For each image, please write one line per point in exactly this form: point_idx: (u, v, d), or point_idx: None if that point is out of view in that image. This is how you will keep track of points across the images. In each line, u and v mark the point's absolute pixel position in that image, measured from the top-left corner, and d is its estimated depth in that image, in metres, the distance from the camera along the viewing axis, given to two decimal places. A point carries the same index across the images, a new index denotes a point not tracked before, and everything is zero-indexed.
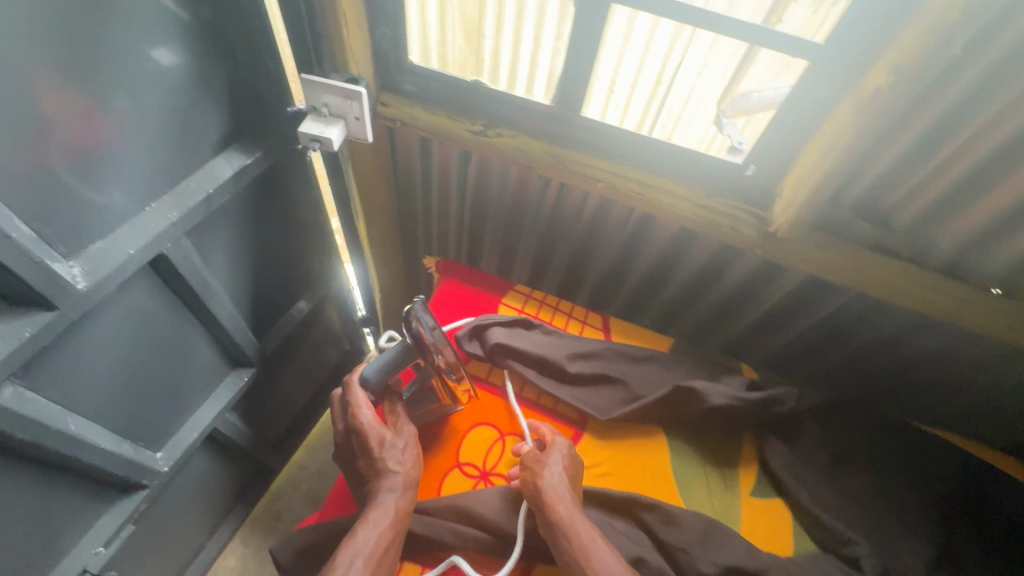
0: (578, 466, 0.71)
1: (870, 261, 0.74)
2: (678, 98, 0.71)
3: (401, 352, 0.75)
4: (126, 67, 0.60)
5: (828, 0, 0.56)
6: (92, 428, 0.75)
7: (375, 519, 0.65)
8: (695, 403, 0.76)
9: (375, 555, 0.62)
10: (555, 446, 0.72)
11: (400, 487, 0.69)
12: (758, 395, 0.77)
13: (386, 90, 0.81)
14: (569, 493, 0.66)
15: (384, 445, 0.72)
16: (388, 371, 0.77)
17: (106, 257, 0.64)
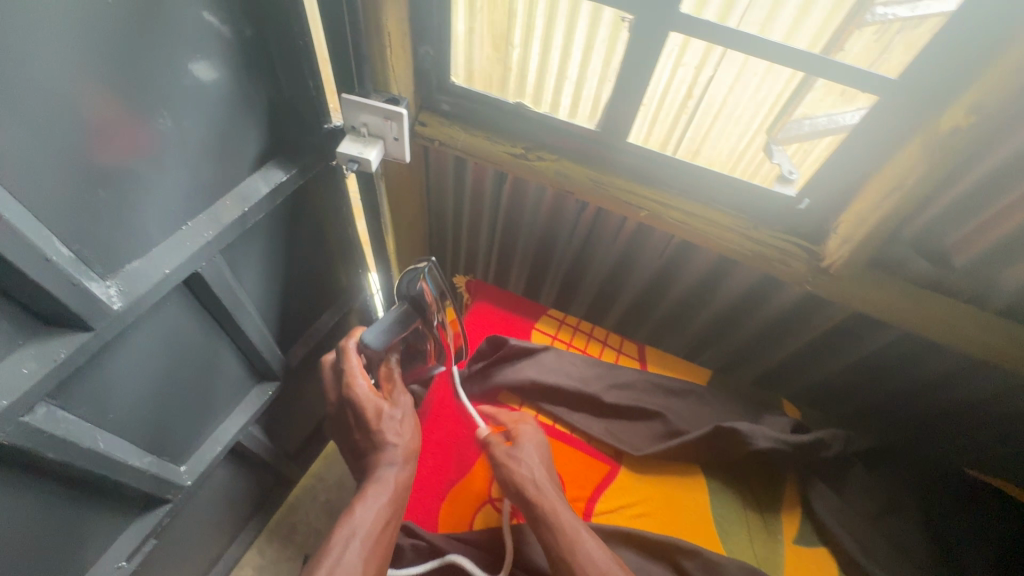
0: (547, 452, 0.72)
1: (926, 298, 0.71)
2: (709, 112, 0.68)
3: (401, 317, 0.77)
4: (170, 87, 0.59)
5: (895, 31, 0.54)
6: (120, 444, 0.74)
7: (372, 496, 0.67)
8: (738, 445, 0.74)
9: (374, 533, 0.64)
10: (522, 435, 0.72)
11: (397, 460, 0.71)
12: (804, 437, 0.74)
13: (424, 109, 0.80)
14: (550, 484, 0.66)
15: (382, 417, 0.73)
16: (395, 334, 0.77)
17: (143, 277, 0.64)
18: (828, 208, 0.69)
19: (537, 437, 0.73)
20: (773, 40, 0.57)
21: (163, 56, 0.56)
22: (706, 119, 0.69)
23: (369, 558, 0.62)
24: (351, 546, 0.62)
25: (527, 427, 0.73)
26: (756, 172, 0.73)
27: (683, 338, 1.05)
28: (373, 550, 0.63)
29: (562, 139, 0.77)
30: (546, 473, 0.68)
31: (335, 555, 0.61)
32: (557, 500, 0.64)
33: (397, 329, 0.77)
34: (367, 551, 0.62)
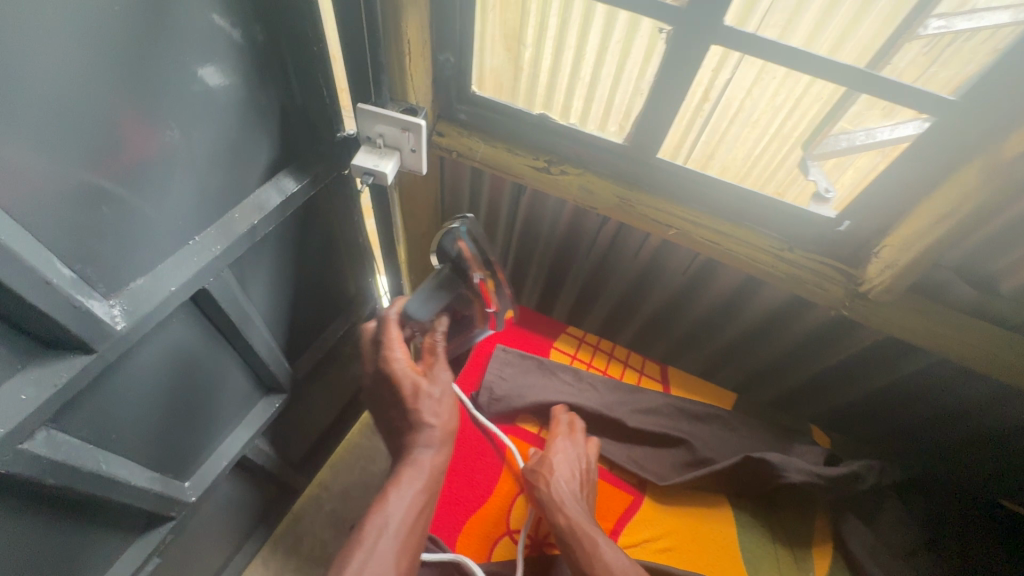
0: (582, 465, 0.72)
1: (969, 326, 0.67)
2: (726, 114, 0.65)
3: (445, 282, 0.73)
4: (178, 97, 0.56)
5: (944, 42, 0.52)
6: (123, 464, 0.72)
7: (408, 485, 0.63)
8: (770, 477, 0.73)
9: (407, 525, 0.61)
10: (554, 449, 0.73)
11: (434, 442, 0.67)
12: (840, 470, 0.72)
13: (442, 119, 0.78)
14: (569, 497, 0.66)
15: (419, 396, 0.68)
16: (437, 301, 0.72)
17: (148, 296, 0.61)
18: (870, 229, 0.66)
19: (569, 450, 0.73)
20: (806, 50, 0.55)
21: (171, 65, 0.53)
22: (721, 122, 0.66)
23: (402, 553, 0.59)
24: (384, 538, 0.59)
25: (563, 443, 0.74)
26: (771, 177, 0.71)
27: (702, 355, 1.02)
28: (405, 542, 0.60)
29: (589, 154, 0.75)
30: (569, 485, 0.68)
31: (367, 549, 0.58)
32: (576, 510, 0.64)
33: (437, 295, 0.73)
34: (398, 543, 0.59)
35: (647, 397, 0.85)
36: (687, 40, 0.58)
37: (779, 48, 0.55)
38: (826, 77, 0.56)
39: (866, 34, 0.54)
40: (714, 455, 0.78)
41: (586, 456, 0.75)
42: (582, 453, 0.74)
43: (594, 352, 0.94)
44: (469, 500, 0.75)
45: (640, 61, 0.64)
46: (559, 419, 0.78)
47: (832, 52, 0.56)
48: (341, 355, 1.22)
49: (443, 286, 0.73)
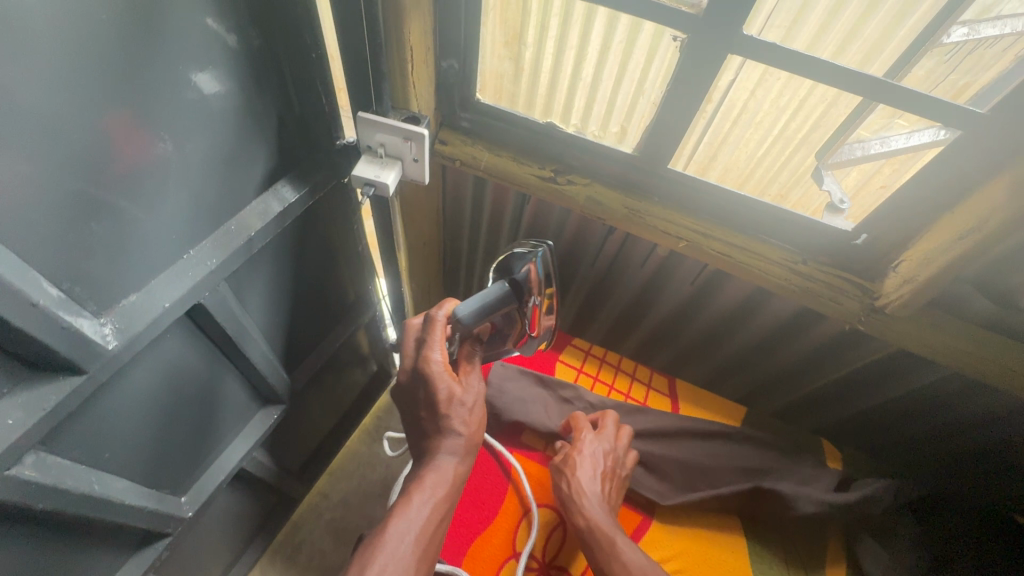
0: (609, 462, 0.74)
1: (984, 339, 0.65)
2: (728, 116, 0.63)
3: (503, 298, 0.65)
4: (170, 108, 0.53)
5: (966, 50, 0.50)
6: (117, 483, 0.69)
7: (430, 487, 0.63)
8: (781, 505, 0.76)
9: (428, 526, 0.61)
10: (580, 449, 0.75)
11: (460, 450, 0.66)
12: (850, 496, 0.75)
13: (445, 127, 0.76)
14: (592, 496, 0.69)
15: (452, 403, 0.66)
16: (487, 315, 0.66)
17: (141, 312, 0.58)
18: (889, 241, 0.65)
19: (595, 447, 0.75)
20: (821, 58, 0.53)
21: (164, 74, 0.51)
22: (723, 124, 0.64)
23: (420, 555, 0.59)
24: (404, 536, 0.59)
25: (591, 436, 0.77)
26: (773, 180, 0.68)
27: (706, 366, 1.00)
28: (425, 544, 0.60)
29: (597, 164, 0.74)
30: (594, 483, 0.71)
31: (387, 548, 0.58)
32: (598, 512, 0.67)
33: (490, 309, 0.66)
34: (419, 543, 0.59)
35: (658, 419, 0.86)
36: (702, 48, 0.55)
37: (797, 57, 0.53)
38: (844, 88, 0.54)
39: (886, 45, 0.52)
40: (726, 479, 0.81)
41: (615, 452, 0.77)
42: (609, 449, 0.76)
43: (601, 364, 0.97)
44: (475, 521, 0.75)
45: (641, 62, 0.61)
46: (606, 424, 0.80)
47: (834, 56, 0.54)
48: (340, 363, 1.20)
49: (497, 303, 0.65)
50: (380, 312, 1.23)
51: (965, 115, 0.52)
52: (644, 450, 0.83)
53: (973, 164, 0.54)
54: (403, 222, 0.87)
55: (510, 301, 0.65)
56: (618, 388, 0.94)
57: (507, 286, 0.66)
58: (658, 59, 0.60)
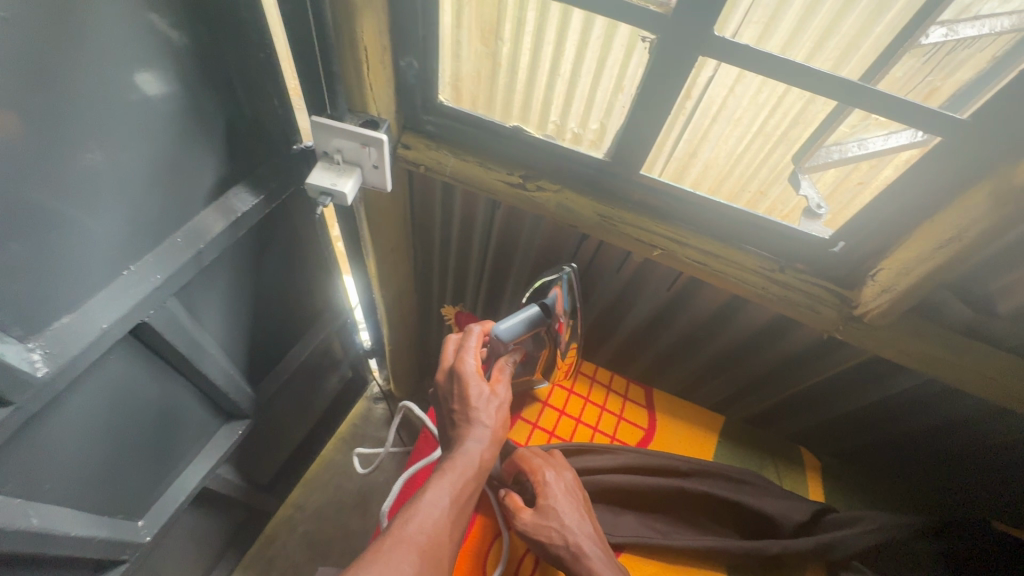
0: (579, 496, 0.68)
1: (962, 345, 0.64)
2: (707, 113, 0.60)
3: (536, 320, 0.70)
4: (101, 116, 0.49)
5: (948, 52, 0.48)
6: (61, 514, 0.65)
7: (462, 465, 0.59)
8: (769, 525, 0.76)
9: (459, 500, 0.57)
10: (549, 491, 0.67)
11: (490, 440, 0.63)
12: (835, 517, 0.76)
13: (408, 130, 0.72)
14: (588, 542, 0.62)
15: (483, 397, 0.65)
16: (523, 333, 0.69)
17: (76, 336, 0.54)
18: (868, 249, 0.63)
19: (561, 484, 0.68)
20: (794, 61, 0.51)
21: (91, 78, 0.46)
22: (703, 120, 0.61)
23: (452, 530, 0.54)
24: (437, 505, 0.55)
25: (551, 475, 0.69)
26: (754, 176, 0.65)
27: (684, 372, 0.98)
28: (455, 520, 0.56)
29: (568, 169, 0.71)
30: (582, 526, 0.64)
31: (421, 514, 0.53)
32: (598, 557, 0.61)
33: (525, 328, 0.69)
34: (452, 516, 0.55)
35: (647, 455, 0.81)
36: (676, 49, 0.53)
37: (774, 60, 0.50)
38: (821, 91, 0.52)
39: (864, 46, 0.50)
40: (720, 509, 0.78)
41: (577, 481, 0.71)
42: (572, 480, 0.70)
43: (576, 377, 0.94)
44: None
45: (620, 58, 0.58)
46: (534, 456, 0.72)
47: (807, 59, 0.52)
48: (310, 374, 1.16)
49: (533, 321, 0.70)
50: (351, 320, 1.19)
51: (942, 119, 0.50)
52: (635, 487, 0.77)
53: (952, 171, 0.52)
54: (370, 235, 0.84)
55: (541, 321, 0.70)
56: (594, 403, 0.91)
57: (539, 309, 0.71)
58: (636, 56, 0.57)
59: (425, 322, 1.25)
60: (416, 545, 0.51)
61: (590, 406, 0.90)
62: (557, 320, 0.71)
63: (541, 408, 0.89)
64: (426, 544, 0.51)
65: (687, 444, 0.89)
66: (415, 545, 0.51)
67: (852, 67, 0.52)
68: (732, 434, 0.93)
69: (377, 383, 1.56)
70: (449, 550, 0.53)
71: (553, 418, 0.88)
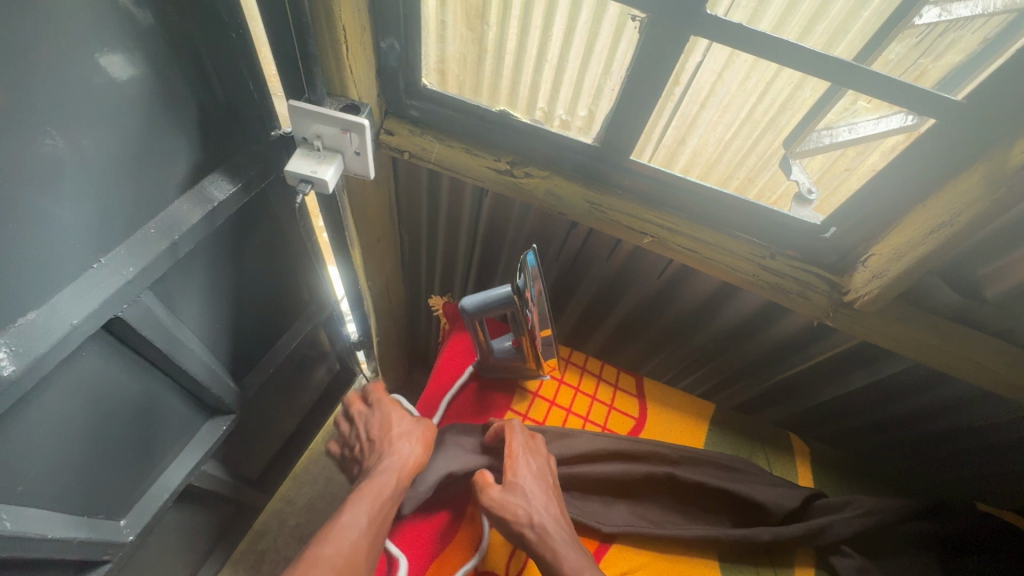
0: (549, 481, 0.68)
1: (948, 330, 0.64)
2: (696, 98, 0.59)
3: (505, 301, 0.69)
4: (62, 97, 0.46)
5: (935, 34, 0.48)
6: (37, 516, 0.63)
7: (376, 485, 0.65)
8: (756, 511, 0.76)
9: (377, 516, 0.62)
10: (518, 472, 0.67)
11: (409, 455, 0.70)
12: (826, 501, 0.76)
13: (390, 116, 0.70)
14: (554, 527, 0.62)
15: (398, 423, 0.75)
16: (489, 311, 0.70)
17: (43, 332, 0.52)
18: (859, 235, 0.63)
19: (534, 466, 0.69)
20: (786, 39, 0.50)
21: (49, 58, 0.44)
22: (692, 107, 0.60)
23: (370, 545, 0.60)
24: (354, 523, 0.60)
25: (523, 457, 0.69)
26: (741, 163, 0.65)
27: (674, 359, 0.97)
28: (374, 535, 0.61)
29: (556, 154, 0.69)
30: (548, 512, 0.63)
31: (338, 536, 0.58)
32: (558, 538, 0.61)
33: (494, 309, 0.70)
34: (370, 530, 0.60)
35: (636, 442, 0.80)
36: (666, 32, 0.51)
37: (768, 41, 0.49)
38: (815, 73, 0.51)
39: (854, 30, 0.49)
40: (711, 494, 0.78)
41: (550, 466, 0.71)
42: (544, 465, 0.70)
43: (566, 365, 0.92)
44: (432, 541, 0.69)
45: (607, 44, 0.57)
46: (511, 434, 0.71)
47: (800, 37, 0.51)
48: (296, 367, 1.14)
49: (506, 308, 0.69)
50: (337, 312, 1.16)
51: (937, 102, 0.49)
52: (623, 473, 0.76)
53: (946, 155, 0.52)
54: (356, 225, 0.82)
55: (512, 303, 0.69)
56: (585, 393, 0.89)
57: (510, 290, 0.69)
58: (623, 41, 0.56)
59: (413, 313, 1.23)
60: (333, 566, 0.56)
61: (580, 396, 0.88)
62: (530, 308, 0.65)
63: (530, 399, 0.86)
64: (343, 565, 0.56)
65: (678, 433, 0.87)
66: (332, 566, 0.56)
67: (842, 50, 0.51)
68: (722, 422, 0.90)
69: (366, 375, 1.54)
70: (365, 566, 0.58)
71: (543, 408, 0.85)
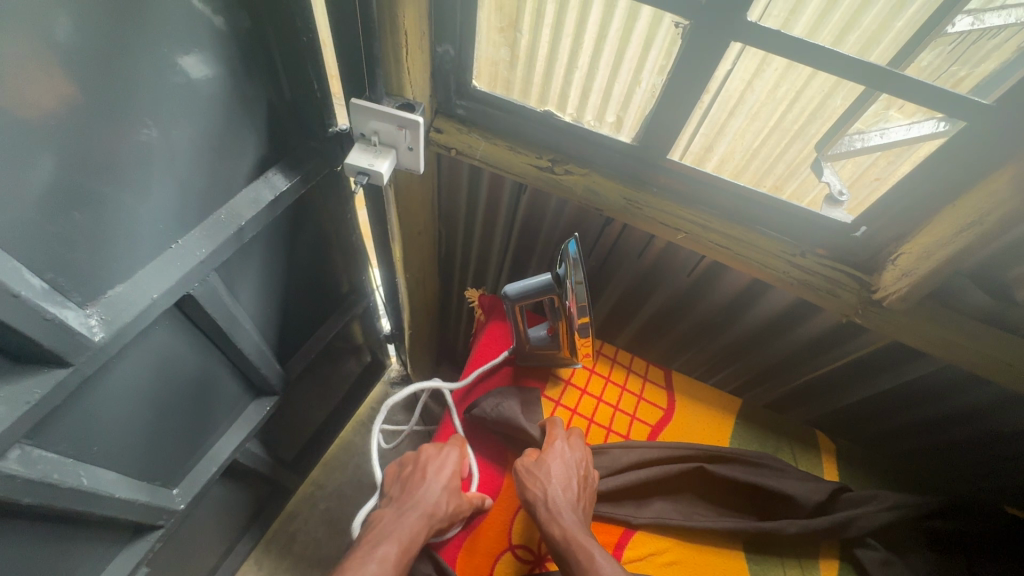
0: (580, 472, 0.71)
1: (977, 331, 0.65)
2: (725, 106, 0.62)
3: (544, 289, 0.73)
4: (155, 92, 0.52)
5: (958, 45, 0.50)
6: (107, 477, 0.68)
7: (399, 538, 0.62)
8: (784, 504, 0.77)
9: (396, 575, 0.59)
10: (552, 452, 0.72)
11: (433, 509, 0.66)
12: (854, 494, 0.77)
13: (439, 114, 0.74)
14: (565, 507, 0.65)
15: (437, 470, 0.71)
16: (529, 299, 0.74)
17: (128, 303, 0.57)
18: (890, 235, 0.65)
19: (568, 454, 0.72)
20: (820, 45, 0.52)
21: (145, 57, 0.49)
22: (721, 114, 0.63)
23: None
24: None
25: (560, 444, 0.74)
26: (769, 171, 0.68)
27: (702, 355, 1.00)
28: None
29: (594, 154, 0.72)
30: (565, 494, 0.67)
31: None
32: (570, 520, 0.64)
33: (535, 297, 0.74)
34: None
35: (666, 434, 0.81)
36: (704, 38, 0.55)
37: (801, 48, 0.51)
38: (847, 76, 0.53)
39: (887, 38, 0.52)
40: (743, 488, 0.79)
41: (587, 460, 0.73)
42: (581, 456, 0.73)
43: (598, 357, 0.95)
44: (467, 516, 0.73)
45: (637, 53, 0.61)
46: (555, 425, 0.77)
47: (834, 43, 0.53)
48: (333, 355, 1.19)
49: (545, 293, 0.73)
50: (373, 303, 1.22)
51: (969, 104, 0.51)
52: (662, 468, 0.78)
53: (974, 157, 0.54)
54: (400, 216, 0.87)
55: (551, 290, 0.73)
56: (616, 384, 0.92)
57: (550, 279, 0.73)
58: (655, 47, 0.60)
59: (445, 306, 1.28)
60: None
61: (612, 387, 0.91)
62: (568, 296, 0.69)
63: (563, 387, 0.89)
64: None
65: (707, 427, 0.89)
66: None
67: (875, 57, 0.53)
68: (748, 416, 0.92)
69: (396, 366, 1.59)
70: None
71: (575, 397, 0.88)
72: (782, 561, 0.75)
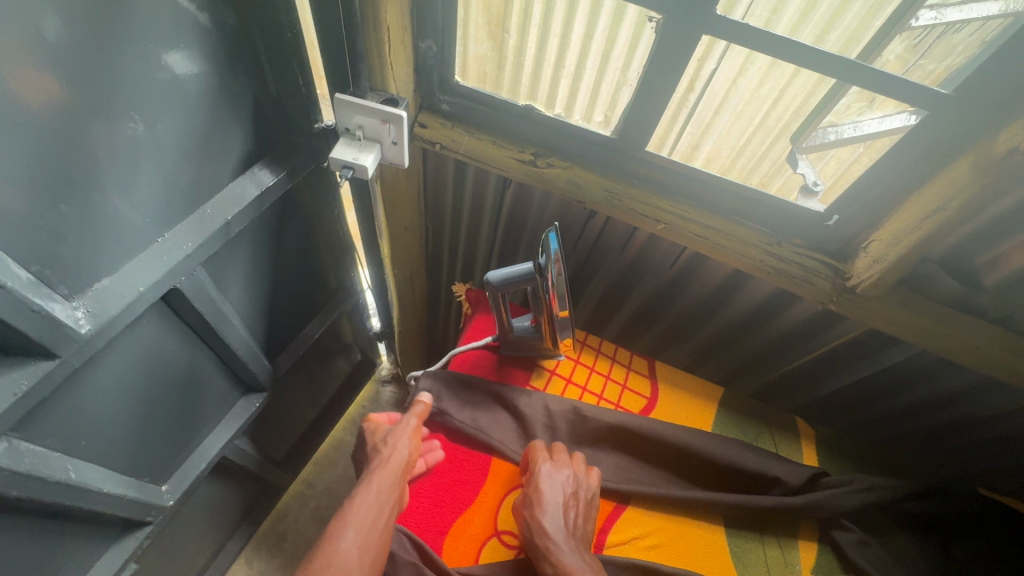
0: (568, 494, 0.71)
1: (947, 315, 0.67)
2: (711, 104, 0.64)
3: (525, 276, 0.74)
4: (141, 86, 0.52)
5: (926, 40, 0.52)
6: (95, 471, 0.68)
7: (364, 499, 0.66)
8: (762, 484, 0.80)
9: (365, 529, 0.63)
10: (537, 481, 0.71)
11: (394, 464, 0.71)
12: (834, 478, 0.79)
13: (424, 110, 0.75)
14: (555, 538, 0.65)
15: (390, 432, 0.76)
16: (511, 286, 0.76)
17: (116, 296, 0.57)
18: (858, 224, 0.67)
19: (553, 477, 0.72)
20: (800, 42, 0.54)
21: (131, 52, 0.50)
22: (707, 112, 0.65)
23: (360, 556, 0.60)
24: (342, 538, 0.61)
25: (546, 468, 0.73)
26: (755, 168, 0.70)
27: (686, 347, 1.02)
28: (366, 544, 0.62)
29: (576, 147, 0.74)
30: (556, 525, 0.67)
31: (326, 552, 0.60)
32: (562, 550, 0.64)
33: (516, 284, 0.75)
34: (359, 541, 0.61)
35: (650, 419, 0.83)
36: (680, 33, 0.56)
37: (772, 42, 0.53)
38: (818, 70, 0.55)
39: (866, 38, 0.54)
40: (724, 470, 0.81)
41: (575, 480, 0.73)
42: (568, 477, 0.73)
43: (582, 348, 0.97)
44: (457, 500, 0.74)
45: (624, 52, 0.62)
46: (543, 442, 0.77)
47: (815, 42, 0.55)
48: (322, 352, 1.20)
49: (528, 281, 0.74)
50: (362, 300, 1.22)
51: (933, 96, 0.53)
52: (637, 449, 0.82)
53: (938, 147, 0.56)
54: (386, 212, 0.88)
55: (532, 278, 0.74)
56: (600, 374, 0.93)
57: (531, 266, 0.75)
58: (641, 47, 0.61)
59: (434, 302, 1.29)
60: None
61: (595, 375, 0.93)
62: (548, 284, 0.70)
63: (548, 377, 0.90)
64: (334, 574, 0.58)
65: (689, 415, 0.91)
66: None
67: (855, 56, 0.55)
68: (731, 406, 0.94)
69: (386, 364, 1.60)
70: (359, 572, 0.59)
71: (560, 386, 0.89)
72: (763, 544, 0.77)
